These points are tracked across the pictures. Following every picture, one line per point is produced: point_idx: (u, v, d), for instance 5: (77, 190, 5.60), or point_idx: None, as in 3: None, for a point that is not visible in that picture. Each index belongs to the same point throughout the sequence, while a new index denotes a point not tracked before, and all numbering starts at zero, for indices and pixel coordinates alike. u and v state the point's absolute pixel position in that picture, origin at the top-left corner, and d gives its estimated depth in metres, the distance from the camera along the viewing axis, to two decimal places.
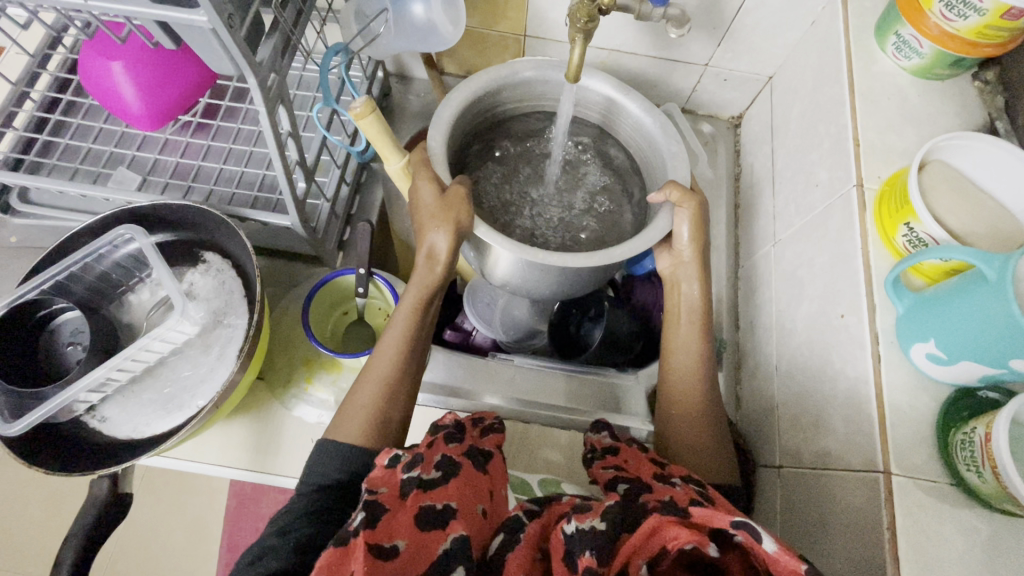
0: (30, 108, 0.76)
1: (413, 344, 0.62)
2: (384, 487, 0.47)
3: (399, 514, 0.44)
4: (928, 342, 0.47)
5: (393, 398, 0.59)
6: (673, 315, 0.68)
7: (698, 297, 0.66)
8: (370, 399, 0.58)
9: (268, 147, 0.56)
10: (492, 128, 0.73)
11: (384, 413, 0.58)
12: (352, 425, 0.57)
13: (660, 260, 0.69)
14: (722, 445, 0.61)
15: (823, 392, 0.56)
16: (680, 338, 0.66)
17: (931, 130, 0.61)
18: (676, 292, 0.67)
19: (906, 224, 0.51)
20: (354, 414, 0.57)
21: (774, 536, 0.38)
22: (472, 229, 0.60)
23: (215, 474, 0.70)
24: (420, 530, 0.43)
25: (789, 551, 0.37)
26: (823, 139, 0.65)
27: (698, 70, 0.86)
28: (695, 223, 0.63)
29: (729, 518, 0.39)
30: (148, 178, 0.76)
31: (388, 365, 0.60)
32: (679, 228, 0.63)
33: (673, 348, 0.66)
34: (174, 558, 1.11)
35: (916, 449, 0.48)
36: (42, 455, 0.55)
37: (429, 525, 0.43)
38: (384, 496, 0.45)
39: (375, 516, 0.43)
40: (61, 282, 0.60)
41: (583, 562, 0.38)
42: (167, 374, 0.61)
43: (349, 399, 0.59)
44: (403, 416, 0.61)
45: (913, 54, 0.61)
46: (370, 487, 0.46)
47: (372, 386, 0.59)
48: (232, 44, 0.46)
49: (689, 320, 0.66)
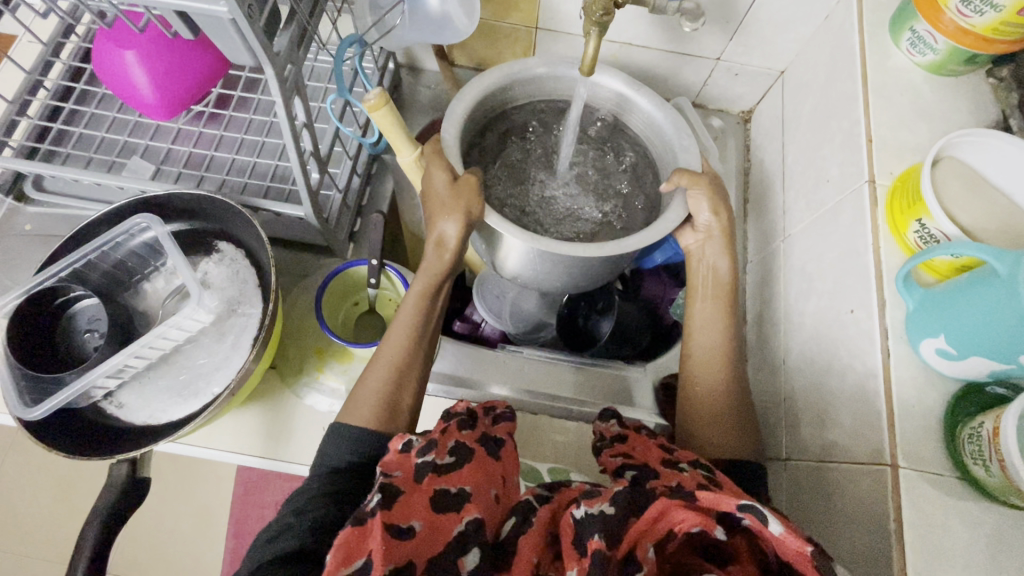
0: (43, 97, 0.76)
1: (423, 331, 0.63)
2: (398, 470, 0.47)
3: (415, 496, 0.45)
4: (938, 338, 0.47)
5: (403, 383, 0.60)
6: (695, 291, 0.70)
7: (727, 271, 0.68)
8: (381, 382, 0.59)
9: (284, 137, 0.57)
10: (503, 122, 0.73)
11: (395, 397, 0.59)
12: (365, 408, 0.58)
13: (684, 238, 0.71)
14: (747, 424, 0.62)
15: (832, 386, 0.57)
16: (697, 319, 0.68)
17: (943, 126, 0.60)
18: (702, 266, 0.70)
19: (917, 219, 0.51)
20: (366, 399, 0.58)
21: (781, 518, 0.39)
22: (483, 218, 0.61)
23: (229, 461, 0.71)
24: (437, 512, 0.44)
25: (796, 534, 0.39)
26: (835, 135, 0.66)
27: (710, 64, 0.86)
28: (712, 201, 0.65)
29: (736, 501, 0.40)
30: (161, 168, 0.77)
31: (398, 351, 0.61)
32: (698, 210, 0.66)
33: (696, 325, 0.68)
34: (185, 541, 1.13)
35: (923, 443, 0.48)
36: (60, 440, 0.56)
37: (444, 508, 0.44)
38: (400, 479, 0.46)
39: (392, 498, 0.43)
40: (78, 269, 0.61)
41: (592, 544, 0.39)
42: (182, 362, 0.62)
43: (361, 384, 0.60)
44: (413, 401, 0.61)
45: (927, 49, 0.61)
46: (385, 470, 0.47)
47: (384, 372, 0.60)
48: (251, 33, 0.46)
49: (713, 297, 0.68)
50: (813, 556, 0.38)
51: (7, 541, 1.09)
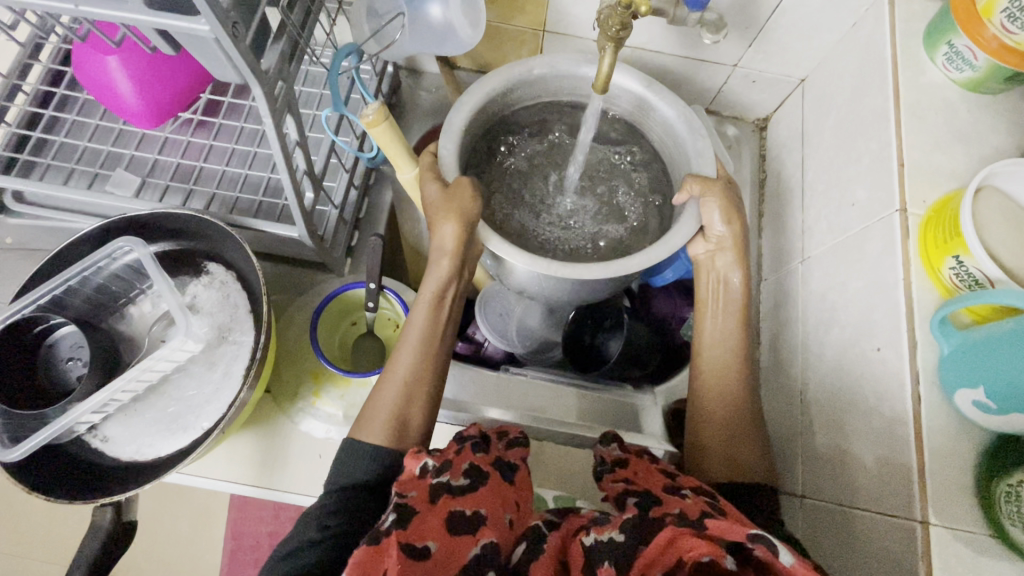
0: (22, 103, 0.72)
1: (435, 343, 0.59)
2: (413, 490, 0.45)
3: (430, 516, 0.43)
4: (976, 390, 0.44)
5: (414, 395, 0.57)
6: (705, 306, 0.65)
7: (738, 284, 0.64)
8: (391, 398, 0.56)
9: (277, 159, 0.53)
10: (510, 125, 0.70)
11: (405, 413, 0.56)
12: (376, 425, 0.54)
13: (694, 248, 0.66)
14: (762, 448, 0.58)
15: (855, 427, 0.54)
16: (707, 329, 0.64)
17: (980, 149, 0.56)
18: (710, 277, 0.65)
19: (955, 257, 0.47)
20: (376, 415, 0.55)
21: (791, 548, 0.37)
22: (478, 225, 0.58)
23: (223, 490, 0.68)
24: (452, 534, 0.42)
25: (808, 566, 0.36)
26: (863, 155, 0.62)
27: (726, 71, 0.81)
28: (726, 207, 0.61)
29: (746, 531, 0.38)
30: (146, 180, 0.73)
31: (408, 365, 0.58)
32: (710, 219, 0.62)
33: (706, 341, 0.64)
34: (181, 545, 1.10)
35: (955, 498, 0.46)
36: (41, 480, 0.53)
37: (459, 530, 0.42)
38: (415, 499, 0.44)
39: (407, 517, 0.42)
40: (59, 296, 0.57)
41: (603, 572, 0.38)
42: (170, 393, 0.59)
43: (372, 401, 0.57)
44: (427, 417, 0.58)
45: (965, 66, 0.56)
46: (401, 490, 0.45)
47: (394, 386, 0.57)
48: (236, 53, 0.42)
49: (727, 309, 0.64)
50: None
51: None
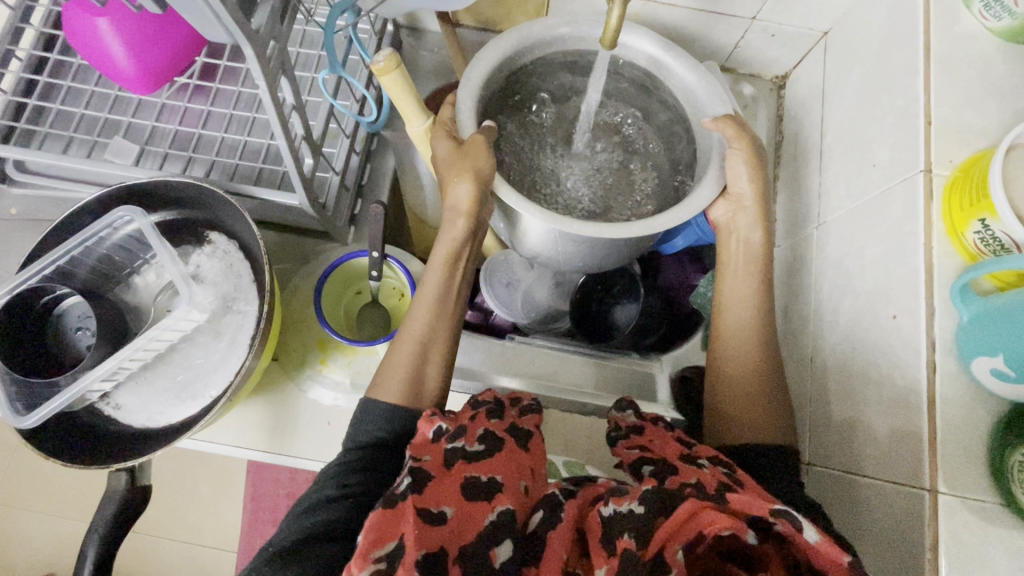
0: (16, 69, 0.70)
1: (450, 302, 0.59)
2: (428, 454, 0.45)
3: (445, 482, 0.43)
4: (995, 358, 0.42)
5: (429, 354, 0.57)
6: (728, 267, 0.64)
7: (759, 247, 0.62)
8: (408, 357, 0.56)
9: (273, 125, 0.51)
10: (524, 85, 0.66)
11: (421, 373, 0.56)
12: (393, 384, 0.55)
13: (714, 210, 0.64)
14: (777, 406, 0.57)
15: (868, 395, 0.53)
16: (732, 292, 0.62)
17: (1016, 104, 0.53)
18: (733, 242, 0.63)
19: (981, 220, 0.45)
20: (393, 374, 0.55)
21: (815, 526, 0.38)
22: (493, 182, 0.56)
23: (236, 456, 0.69)
24: (468, 499, 0.42)
25: (834, 544, 0.37)
26: (887, 113, 0.59)
27: (744, 24, 0.77)
28: (752, 166, 0.59)
29: (769, 505, 0.39)
30: (145, 148, 0.72)
31: (423, 325, 0.57)
32: (736, 171, 0.60)
33: (727, 301, 0.62)
34: (200, 505, 1.15)
35: (966, 467, 0.45)
36: (57, 447, 0.54)
37: (475, 496, 0.42)
38: (429, 463, 0.44)
39: (422, 481, 0.42)
40: (63, 267, 0.57)
41: (622, 544, 0.37)
42: (179, 361, 0.59)
43: (388, 360, 0.57)
44: (442, 376, 0.57)
45: (1004, 12, 0.52)
46: (415, 454, 0.45)
47: (409, 346, 0.57)
48: (224, 11, 0.40)
49: (746, 271, 0.62)
50: (852, 568, 0.36)
51: (35, 500, 1.13)
